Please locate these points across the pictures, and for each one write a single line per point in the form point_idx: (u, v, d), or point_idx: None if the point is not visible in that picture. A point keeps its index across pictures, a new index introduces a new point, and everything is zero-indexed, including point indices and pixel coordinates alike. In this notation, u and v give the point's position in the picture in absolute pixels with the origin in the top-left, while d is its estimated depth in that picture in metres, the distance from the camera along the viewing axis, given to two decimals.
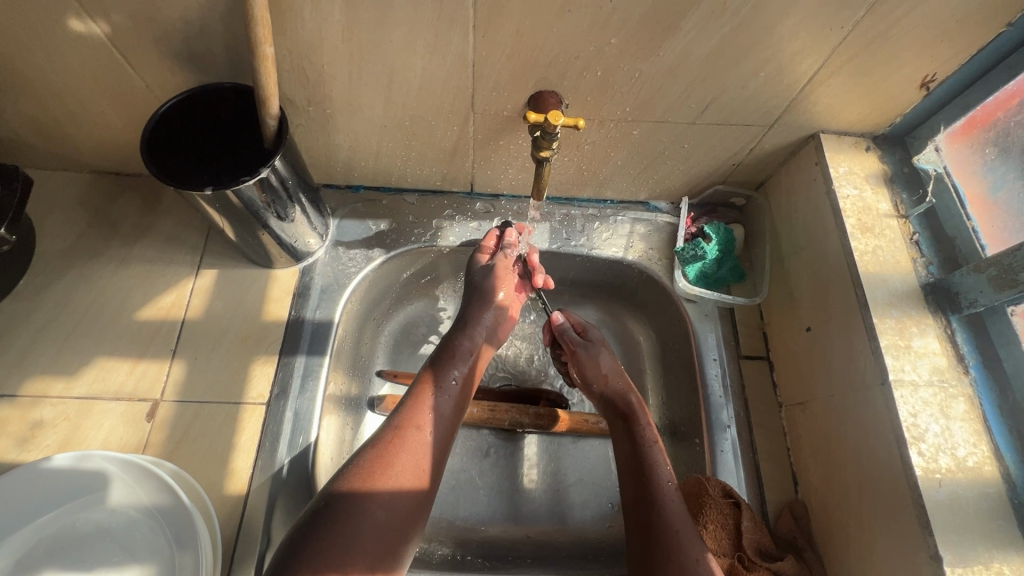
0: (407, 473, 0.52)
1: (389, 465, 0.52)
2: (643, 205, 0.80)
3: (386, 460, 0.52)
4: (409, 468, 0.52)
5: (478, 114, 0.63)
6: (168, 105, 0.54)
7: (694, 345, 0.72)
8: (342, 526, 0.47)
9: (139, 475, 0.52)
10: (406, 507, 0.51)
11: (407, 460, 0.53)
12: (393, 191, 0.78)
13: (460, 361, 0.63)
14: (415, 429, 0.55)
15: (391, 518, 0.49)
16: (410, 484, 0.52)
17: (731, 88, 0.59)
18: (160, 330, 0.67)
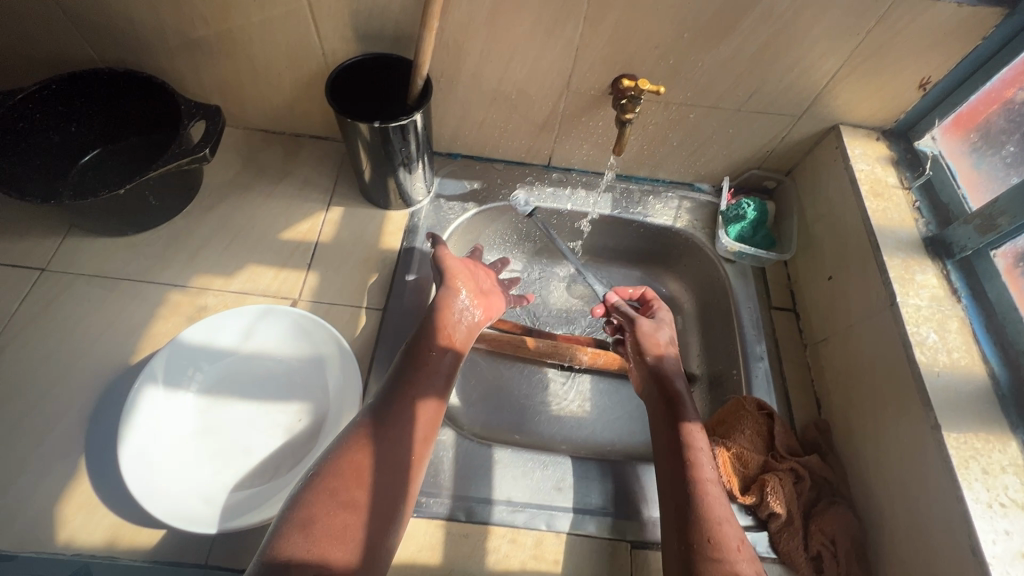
0: (431, 384, 0.63)
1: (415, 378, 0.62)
2: (689, 186, 0.97)
3: (409, 377, 0.62)
4: (426, 377, 0.63)
5: (570, 93, 0.80)
6: (351, 59, 0.72)
7: (732, 295, 0.86)
8: (382, 428, 0.57)
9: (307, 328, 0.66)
10: (428, 406, 0.61)
11: (427, 374, 0.63)
12: (485, 160, 0.95)
13: (461, 304, 0.72)
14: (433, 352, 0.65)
15: (421, 419, 0.60)
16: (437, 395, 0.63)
17: (770, 80, 0.76)
18: (298, 248, 0.83)
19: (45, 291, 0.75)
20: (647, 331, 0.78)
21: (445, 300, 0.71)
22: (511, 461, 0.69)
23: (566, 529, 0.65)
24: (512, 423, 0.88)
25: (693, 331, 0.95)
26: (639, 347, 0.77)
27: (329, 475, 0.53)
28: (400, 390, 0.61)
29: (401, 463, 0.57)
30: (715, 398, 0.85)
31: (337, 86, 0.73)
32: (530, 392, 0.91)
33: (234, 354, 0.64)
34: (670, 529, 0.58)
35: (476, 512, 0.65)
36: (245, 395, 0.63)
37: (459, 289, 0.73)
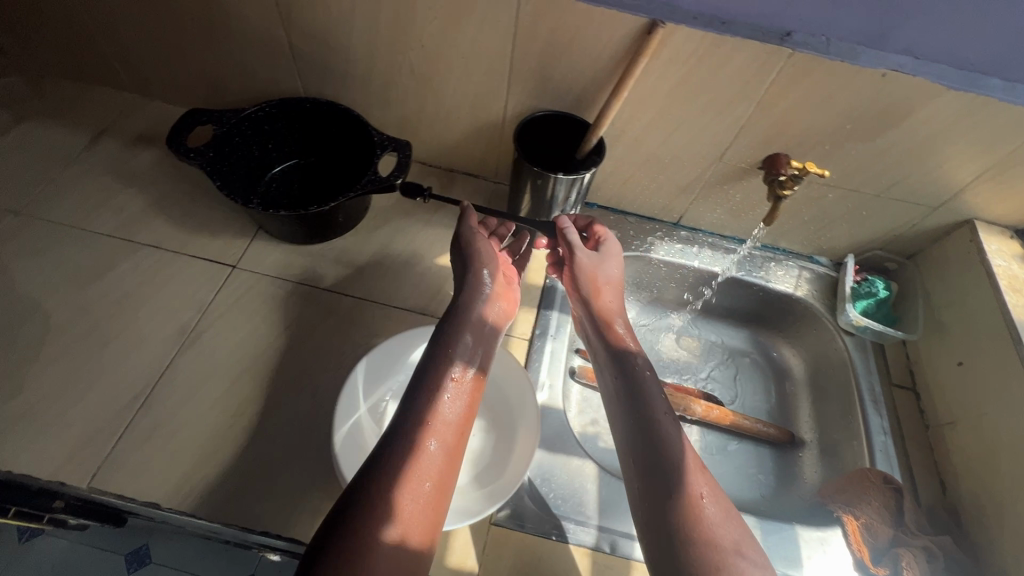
0: (454, 393, 0.63)
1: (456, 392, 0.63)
2: (808, 258, 1.02)
3: (436, 383, 0.63)
4: (456, 392, 0.63)
5: (721, 163, 0.87)
6: (543, 113, 0.82)
7: (852, 368, 0.90)
8: (415, 436, 0.57)
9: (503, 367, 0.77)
10: (451, 417, 0.61)
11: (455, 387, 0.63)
12: (618, 212, 1.02)
13: (486, 301, 0.75)
14: (450, 357, 0.66)
15: (443, 427, 0.60)
16: (455, 401, 0.62)
17: (917, 173, 0.81)
18: (452, 274, 0.90)
19: (236, 286, 0.83)
20: (586, 263, 0.79)
21: (467, 303, 0.73)
22: None
23: None
24: None
25: (802, 399, 0.98)
26: (582, 285, 0.80)
27: (382, 482, 0.53)
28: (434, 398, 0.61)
29: (439, 474, 0.57)
30: (831, 464, 0.88)
31: (519, 136, 0.83)
32: None
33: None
34: (644, 519, 0.59)
35: (619, 546, 0.69)
36: None
37: (480, 282, 0.75)
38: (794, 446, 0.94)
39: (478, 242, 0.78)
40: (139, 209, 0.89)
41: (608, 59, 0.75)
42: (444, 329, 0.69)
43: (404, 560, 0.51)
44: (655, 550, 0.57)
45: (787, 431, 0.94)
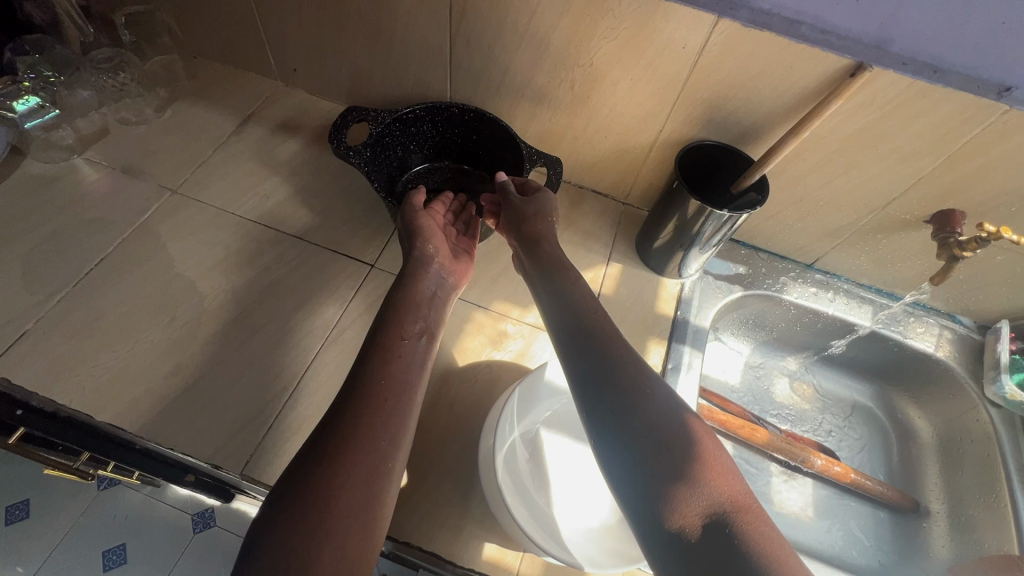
0: (395, 360, 0.63)
1: (382, 355, 0.63)
2: (950, 316, 0.96)
3: (378, 350, 0.64)
4: (399, 362, 0.63)
5: (883, 212, 0.83)
6: (711, 143, 0.80)
7: (998, 442, 0.85)
8: (346, 399, 0.57)
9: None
10: (411, 386, 0.62)
11: (391, 353, 0.63)
12: (749, 247, 0.99)
13: (435, 272, 0.77)
14: (392, 326, 0.67)
15: (374, 389, 0.59)
16: (403, 368, 0.63)
17: None
18: None
19: (376, 286, 0.84)
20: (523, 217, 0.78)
21: (417, 275, 0.74)
22: None
23: None
24: None
25: (930, 466, 0.93)
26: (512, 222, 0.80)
27: (324, 440, 0.53)
28: (364, 361, 0.62)
29: (386, 435, 0.56)
30: (965, 542, 0.83)
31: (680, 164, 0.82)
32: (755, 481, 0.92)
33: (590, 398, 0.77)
34: (612, 469, 0.54)
35: None
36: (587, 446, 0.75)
37: (426, 253, 0.76)
38: (916, 514, 0.89)
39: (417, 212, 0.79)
40: (284, 198, 0.91)
41: (792, 97, 0.72)
42: (394, 300, 0.71)
43: (354, 514, 0.50)
44: (631, 505, 0.51)
45: (912, 498, 0.89)
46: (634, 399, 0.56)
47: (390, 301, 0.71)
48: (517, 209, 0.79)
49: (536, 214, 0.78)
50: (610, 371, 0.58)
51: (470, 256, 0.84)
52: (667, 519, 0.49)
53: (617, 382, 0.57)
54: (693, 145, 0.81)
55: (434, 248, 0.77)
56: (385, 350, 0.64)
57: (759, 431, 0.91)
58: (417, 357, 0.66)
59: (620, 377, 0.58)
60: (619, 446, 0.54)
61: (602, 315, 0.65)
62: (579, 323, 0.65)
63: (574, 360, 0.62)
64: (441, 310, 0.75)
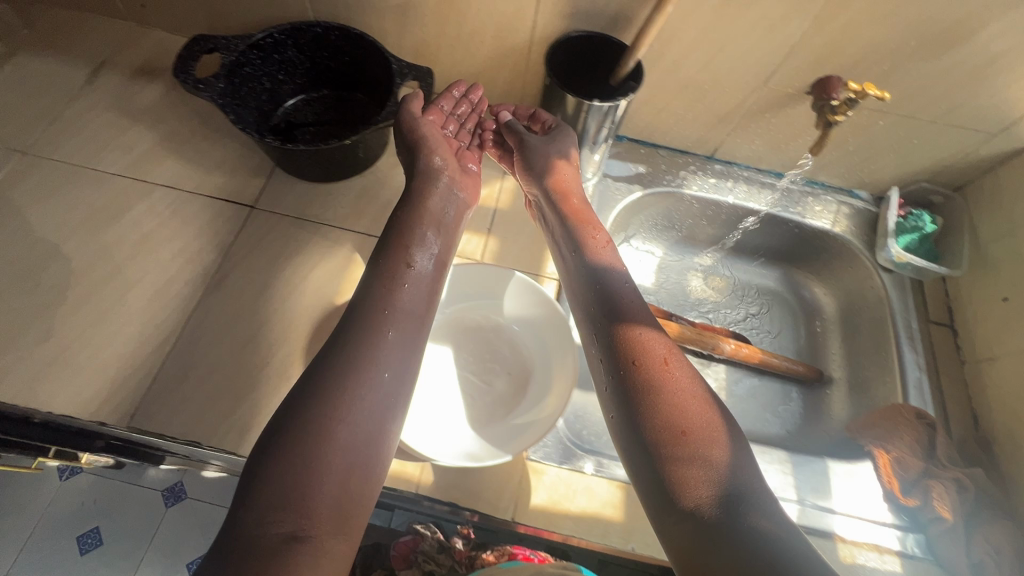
0: (407, 293, 0.61)
1: (393, 287, 0.60)
2: (848, 192, 0.97)
3: (388, 285, 0.60)
4: (409, 288, 0.61)
5: (767, 88, 0.81)
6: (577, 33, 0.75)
7: (889, 306, 0.88)
8: (348, 335, 0.55)
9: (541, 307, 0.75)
10: (414, 315, 0.59)
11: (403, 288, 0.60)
12: (650, 145, 0.97)
13: (446, 185, 0.74)
14: (398, 257, 0.63)
15: (396, 339, 0.56)
16: (416, 300, 0.61)
17: (979, 96, 0.75)
18: (479, 213, 0.87)
19: (258, 227, 0.81)
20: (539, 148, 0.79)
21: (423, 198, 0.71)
22: None
23: None
24: None
25: (833, 337, 0.97)
26: (526, 160, 0.79)
27: (325, 378, 0.51)
28: (372, 295, 0.59)
29: (394, 373, 0.54)
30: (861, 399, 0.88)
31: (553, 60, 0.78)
32: None
33: (477, 308, 0.78)
34: (622, 417, 0.56)
35: None
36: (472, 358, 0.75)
37: (433, 165, 0.74)
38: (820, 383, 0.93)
39: (420, 120, 0.76)
40: (149, 148, 0.85)
41: None
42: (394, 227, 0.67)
43: (359, 455, 0.49)
44: (650, 485, 0.52)
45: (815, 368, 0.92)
46: (656, 382, 0.56)
47: (389, 232, 0.66)
48: (535, 143, 0.79)
49: (550, 155, 0.78)
50: (634, 350, 0.58)
51: (476, 170, 0.81)
52: (682, 499, 0.49)
53: (641, 362, 0.57)
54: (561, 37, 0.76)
55: (439, 159, 0.74)
56: (395, 284, 0.60)
57: (671, 325, 0.90)
58: (421, 284, 0.63)
59: (643, 358, 0.58)
60: (625, 393, 0.57)
61: (618, 278, 0.66)
62: (598, 295, 0.66)
63: (598, 336, 0.63)
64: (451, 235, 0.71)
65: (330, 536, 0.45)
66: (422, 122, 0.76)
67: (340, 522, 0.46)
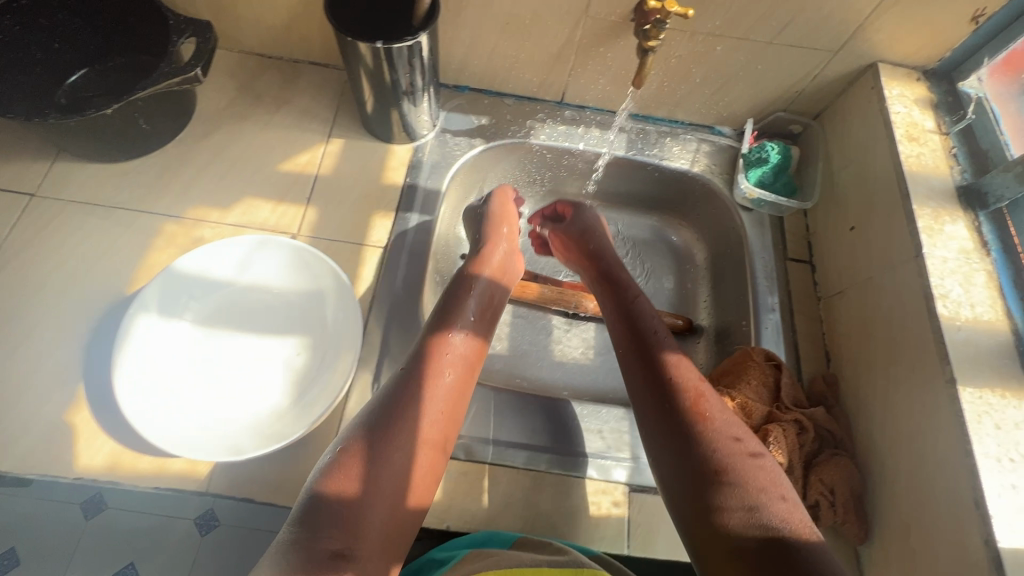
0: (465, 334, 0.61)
1: (444, 329, 0.60)
2: (710, 129, 0.91)
3: (440, 326, 0.60)
4: (466, 334, 0.61)
5: (590, 18, 0.74)
6: None
7: (746, 246, 0.83)
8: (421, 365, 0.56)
9: (311, 266, 0.62)
10: (467, 363, 0.59)
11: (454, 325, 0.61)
12: (494, 94, 0.89)
13: (501, 240, 0.75)
14: (461, 307, 0.63)
15: (456, 360, 0.58)
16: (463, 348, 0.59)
17: (808, 9, 0.69)
18: (297, 182, 0.79)
19: (37, 217, 0.72)
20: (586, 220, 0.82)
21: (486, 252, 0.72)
22: (513, 402, 0.69)
23: (562, 471, 0.65)
24: (509, 366, 0.86)
25: (704, 283, 0.93)
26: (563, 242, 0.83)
27: (392, 423, 0.51)
28: (435, 338, 0.59)
29: (444, 405, 0.55)
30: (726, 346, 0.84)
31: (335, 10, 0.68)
32: (535, 338, 0.90)
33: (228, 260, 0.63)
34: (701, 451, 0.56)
35: (475, 452, 0.65)
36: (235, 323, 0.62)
37: (501, 233, 0.75)
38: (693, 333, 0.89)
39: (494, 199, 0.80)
40: None
41: None
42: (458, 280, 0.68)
43: (409, 483, 0.50)
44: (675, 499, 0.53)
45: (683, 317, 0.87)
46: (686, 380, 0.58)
47: (450, 291, 0.66)
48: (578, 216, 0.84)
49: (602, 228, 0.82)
50: (647, 356, 0.61)
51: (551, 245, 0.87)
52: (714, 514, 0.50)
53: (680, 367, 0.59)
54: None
55: (507, 230, 0.77)
56: (449, 321, 0.61)
57: (530, 287, 0.88)
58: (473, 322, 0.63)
59: (654, 360, 0.60)
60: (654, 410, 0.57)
61: (639, 302, 0.68)
62: (622, 319, 0.67)
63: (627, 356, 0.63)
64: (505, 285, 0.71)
65: (371, 559, 0.45)
66: (497, 198, 0.80)
67: (387, 551, 0.46)
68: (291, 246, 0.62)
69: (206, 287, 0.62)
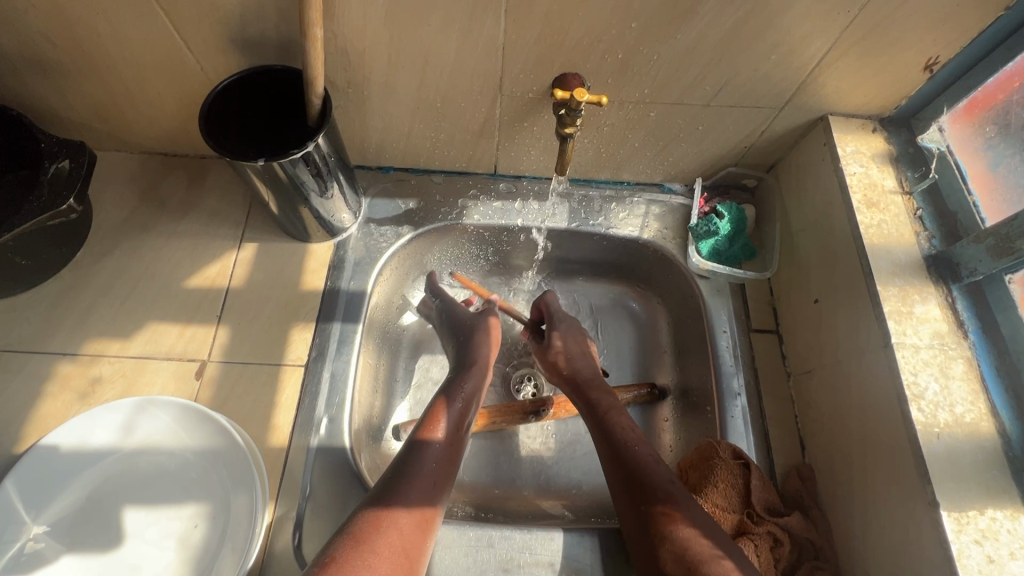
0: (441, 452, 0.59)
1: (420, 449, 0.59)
2: (658, 187, 0.84)
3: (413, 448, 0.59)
4: (441, 456, 0.59)
5: (506, 96, 0.66)
6: (225, 82, 0.58)
7: (707, 320, 0.76)
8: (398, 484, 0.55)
9: (192, 419, 0.57)
10: (441, 477, 0.57)
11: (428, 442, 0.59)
12: (421, 173, 0.82)
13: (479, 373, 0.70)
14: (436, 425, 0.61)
15: (426, 497, 0.55)
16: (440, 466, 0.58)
17: (744, 70, 0.62)
18: (206, 298, 0.72)
19: None
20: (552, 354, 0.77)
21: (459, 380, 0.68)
22: (453, 539, 0.62)
23: None
24: (460, 468, 0.78)
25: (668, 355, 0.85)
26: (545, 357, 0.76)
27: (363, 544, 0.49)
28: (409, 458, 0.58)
29: (411, 529, 0.52)
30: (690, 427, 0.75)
31: (210, 123, 0.59)
32: (488, 429, 0.81)
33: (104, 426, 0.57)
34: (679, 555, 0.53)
35: None
36: (124, 496, 0.55)
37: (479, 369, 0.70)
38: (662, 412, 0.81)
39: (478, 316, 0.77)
40: None
41: None
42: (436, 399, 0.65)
43: None
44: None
45: (650, 385, 0.79)
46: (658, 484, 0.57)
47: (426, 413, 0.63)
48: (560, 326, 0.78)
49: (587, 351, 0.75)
50: (622, 461, 0.60)
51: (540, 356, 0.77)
52: None
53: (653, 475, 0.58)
54: (207, 95, 0.57)
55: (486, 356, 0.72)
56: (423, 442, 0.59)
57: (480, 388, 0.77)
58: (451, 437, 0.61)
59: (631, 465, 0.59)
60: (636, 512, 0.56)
61: (613, 412, 0.66)
62: (597, 426, 0.65)
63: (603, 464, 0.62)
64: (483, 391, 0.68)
65: None
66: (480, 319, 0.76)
67: None
68: (165, 402, 0.57)
69: (65, 475, 0.55)
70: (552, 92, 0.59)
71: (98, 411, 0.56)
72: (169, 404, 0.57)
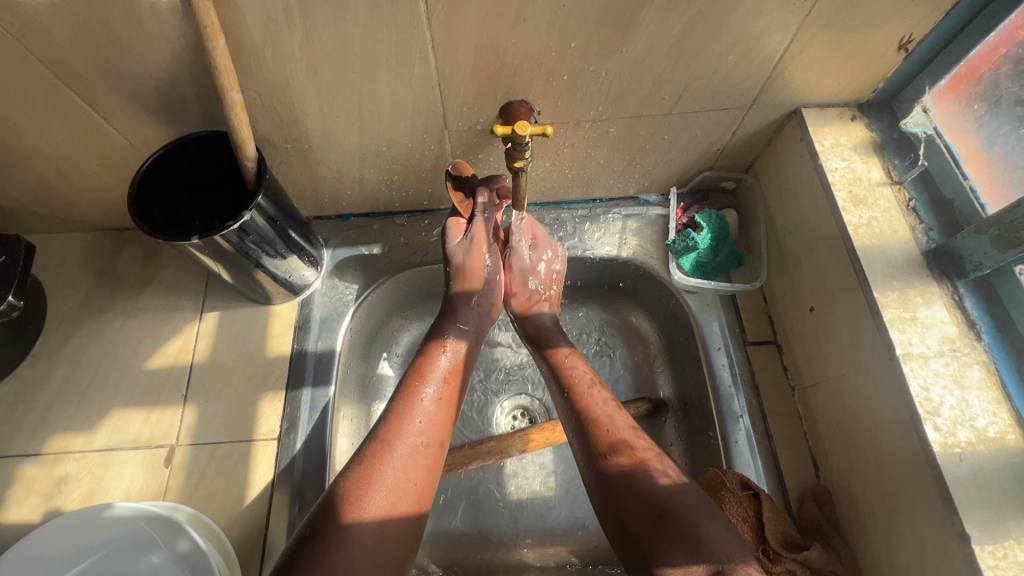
0: (384, 495, 0.48)
1: (357, 495, 0.47)
2: (633, 200, 0.78)
3: (348, 502, 0.47)
4: (408, 441, 0.52)
5: (452, 131, 0.62)
6: (147, 163, 0.56)
7: (698, 337, 0.70)
8: (328, 539, 0.45)
9: (154, 521, 0.56)
10: (420, 455, 0.52)
11: (361, 500, 0.47)
12: (382, 216, 0.78)
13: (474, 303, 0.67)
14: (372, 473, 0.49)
15: (399, 496, 0.49)
16: (389, 519, 0.48)
17: (702, 74, 0.57)
18: (169, 377, 0.69)
19: None
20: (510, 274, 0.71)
21: (404, 407, 0.55)
22: None
23: None
24: (459, 520, 0.74)
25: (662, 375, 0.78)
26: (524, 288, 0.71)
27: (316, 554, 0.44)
28: (335, 518, 0.46)
29: (390, 520, 0.48)
30: (694, 453, 0.70)
31: (140, 205, 0.57)
32: (482, 475, 0.77)
33: (67, 537, 0.56)
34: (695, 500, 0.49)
35: None
36: None
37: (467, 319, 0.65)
38: (661, 422, 0.75)
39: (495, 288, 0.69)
40: None
41: (187, 49, 0.49)
42: (377, 436, 0.52)
43: None
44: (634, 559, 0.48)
45: (647, 401, 0.74)
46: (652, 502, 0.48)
47: (357, 455, 0.51)
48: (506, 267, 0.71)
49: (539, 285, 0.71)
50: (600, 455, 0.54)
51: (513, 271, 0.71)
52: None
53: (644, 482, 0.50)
54: (132, 180, 0.55)
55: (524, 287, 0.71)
56: (365, 484, 0.48)
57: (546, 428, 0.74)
58: (394, 483, 0.49)
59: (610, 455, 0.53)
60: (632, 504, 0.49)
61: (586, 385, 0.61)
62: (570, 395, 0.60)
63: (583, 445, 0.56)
64: (450, 415, 0.57)
65: None
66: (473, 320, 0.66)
67: None
68: (121, 506, 0.56)
69: None
70: (495, 127, 0.55)
71: (58, 521, 0.55)
72: (128, 509, 0.56)
